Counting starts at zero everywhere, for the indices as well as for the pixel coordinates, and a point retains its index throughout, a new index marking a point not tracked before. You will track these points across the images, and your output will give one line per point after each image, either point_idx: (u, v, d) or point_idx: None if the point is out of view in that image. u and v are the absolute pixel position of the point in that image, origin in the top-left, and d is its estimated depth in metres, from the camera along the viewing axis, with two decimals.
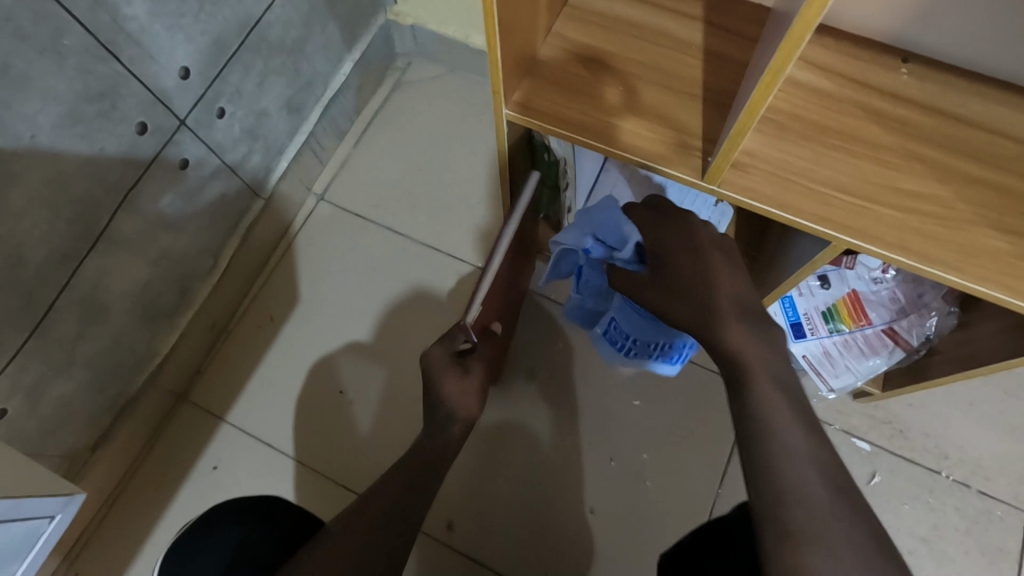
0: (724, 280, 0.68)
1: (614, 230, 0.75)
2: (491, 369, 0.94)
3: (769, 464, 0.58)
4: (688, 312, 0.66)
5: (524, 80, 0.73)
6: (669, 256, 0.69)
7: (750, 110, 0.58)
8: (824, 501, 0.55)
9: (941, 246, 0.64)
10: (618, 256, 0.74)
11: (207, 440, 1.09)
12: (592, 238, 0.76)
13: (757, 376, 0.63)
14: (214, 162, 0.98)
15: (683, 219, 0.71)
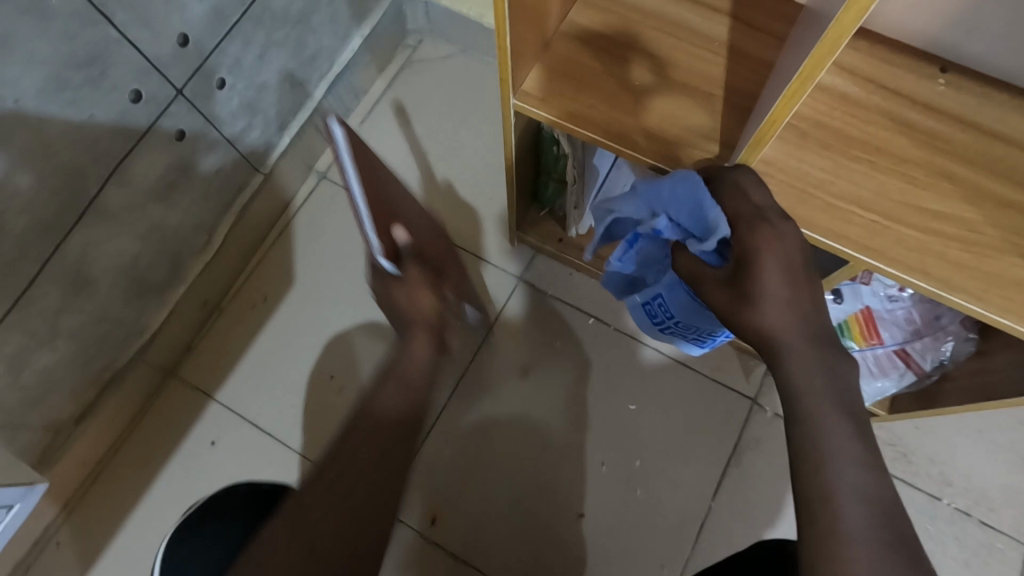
0: (791, 289, 0.56)
1: (693, 215, 0.61)
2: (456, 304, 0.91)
3: (824, 494, 0.48)
4: (754, 325, 0.56)
5: (531, 68, 0.69)
6: (757, 262, 0.56)
7: (772, 120, 0.54)
8: (881, 549, 0.46)
9: (964, 273, 0.60)
10: (691, 241, 0.62)
11: (194, 417, 1.08)
12: (665, 217, 0.64)
13: (821, 406, 0.52)
14: (212, 136, 0.95)
15: (783, 224, 0.57)
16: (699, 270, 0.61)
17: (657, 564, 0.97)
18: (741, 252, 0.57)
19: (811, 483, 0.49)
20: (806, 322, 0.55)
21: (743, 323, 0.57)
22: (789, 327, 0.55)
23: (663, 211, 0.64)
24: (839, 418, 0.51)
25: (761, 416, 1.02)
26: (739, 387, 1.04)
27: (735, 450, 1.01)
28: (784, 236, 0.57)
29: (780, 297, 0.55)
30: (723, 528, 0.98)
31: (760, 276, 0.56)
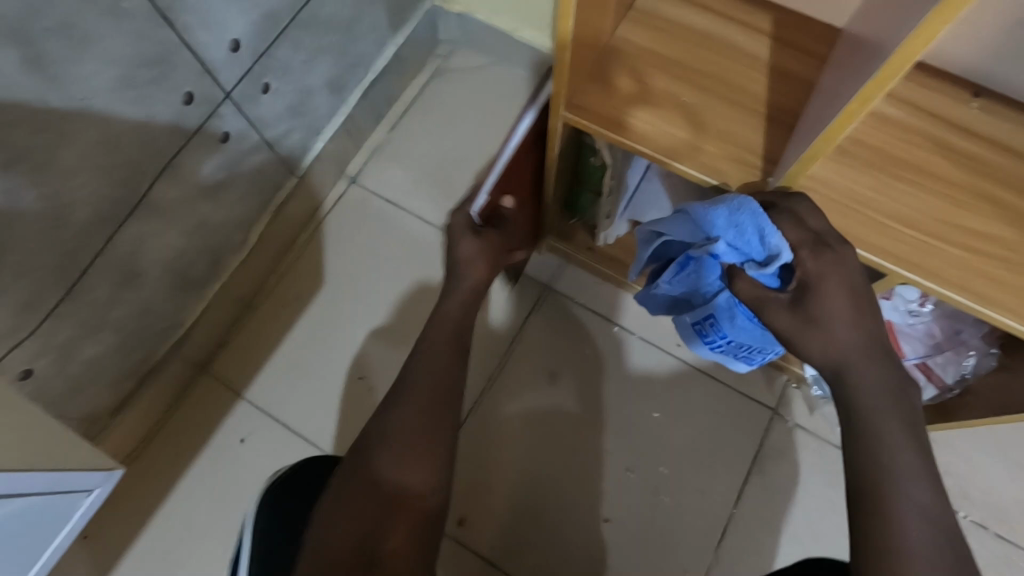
0: (847, 310, 0.60)
1: (753, 242, 0.62)
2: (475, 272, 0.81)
3: (886, 502, 0.52)
4: (820, 347, 0.60)
5: (583, 81, 0.71)
6: (821, 286, 0.61)
7: (826, 137, 0.56)
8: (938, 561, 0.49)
9: (998, 289, 0.63)
10: (749, 265, 0.63)
11: (224, 414, 1.09)
12: (724, 243, 0.64)
13: (885, 423, 0.55)
14: (255, 137, 0.97)
15: (844, 249, 0.62)
16: (764, 298, 0.62)
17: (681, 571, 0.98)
18: (806, 276, 0.61)
19: (870, 492, 0.52)
20: (868, 345, 0.59)
21: (808, 344, 0.60)
22: (851, 348, 0.59)
23: (721, 237, 0.64)
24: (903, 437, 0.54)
25: (783, 427, 1.04)
26: (761, 397, 1.06)
27: (757, 459, 1.03)
28: (846, 262, 0.61)
29: (841, 319, 0.60)
30: (746, 536, 0.99)
31: (824, 300, 0.61)
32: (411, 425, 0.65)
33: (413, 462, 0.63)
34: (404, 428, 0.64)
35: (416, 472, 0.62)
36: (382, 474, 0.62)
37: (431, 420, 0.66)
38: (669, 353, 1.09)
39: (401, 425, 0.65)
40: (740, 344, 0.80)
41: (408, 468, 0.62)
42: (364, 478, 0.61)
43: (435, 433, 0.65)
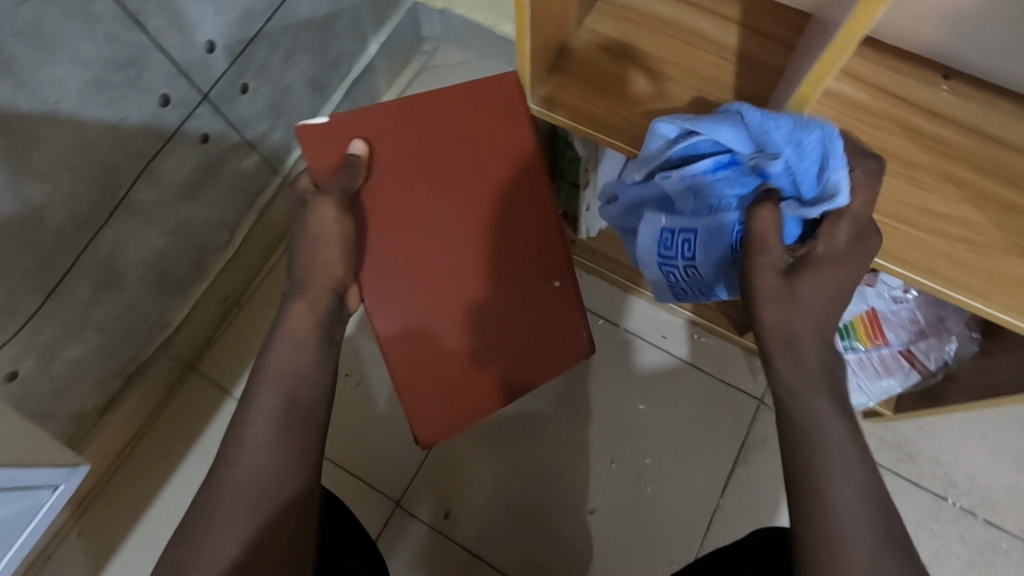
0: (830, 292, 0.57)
1: (811, 179, 0.56)
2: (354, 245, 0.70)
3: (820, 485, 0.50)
4: (778, 317, 0.56)
5: (550, 74, 0.72)
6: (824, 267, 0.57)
7: (786, 119, 0.57)
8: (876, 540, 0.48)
9: (969, 272, 0.62)
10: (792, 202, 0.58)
11: (212, 412, 1.10)
12: (781, 163, 0.56)
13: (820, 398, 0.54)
14: (235, 137, 0.98)
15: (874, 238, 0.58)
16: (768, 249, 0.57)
17: (666, 562, 0.98)
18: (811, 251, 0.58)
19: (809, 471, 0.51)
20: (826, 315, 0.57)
21: (770, 313, 0.57)
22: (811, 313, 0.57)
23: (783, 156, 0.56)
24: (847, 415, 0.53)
25: (769, 417, 1.04)
26: (748, 387, 1.06)
27: (743, 449, 1.03)
28: (867, 248, 0.58)
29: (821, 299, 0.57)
30: (731, 526, 0.99)
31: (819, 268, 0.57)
32: (271, 441, 0.56)
33: (283, 473, 0.55)
34: (271, 441, 0.57)
35: (271, 473, 0.55)
36: (228, 482, 0.54)
37: (296, 417, 0.59)
38: (654, 344, 1.09)
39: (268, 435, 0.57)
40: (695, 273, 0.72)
41: (271, 469, 0.55)
42: (218, 488, 0.54)
43: (295, 436, 0.57)
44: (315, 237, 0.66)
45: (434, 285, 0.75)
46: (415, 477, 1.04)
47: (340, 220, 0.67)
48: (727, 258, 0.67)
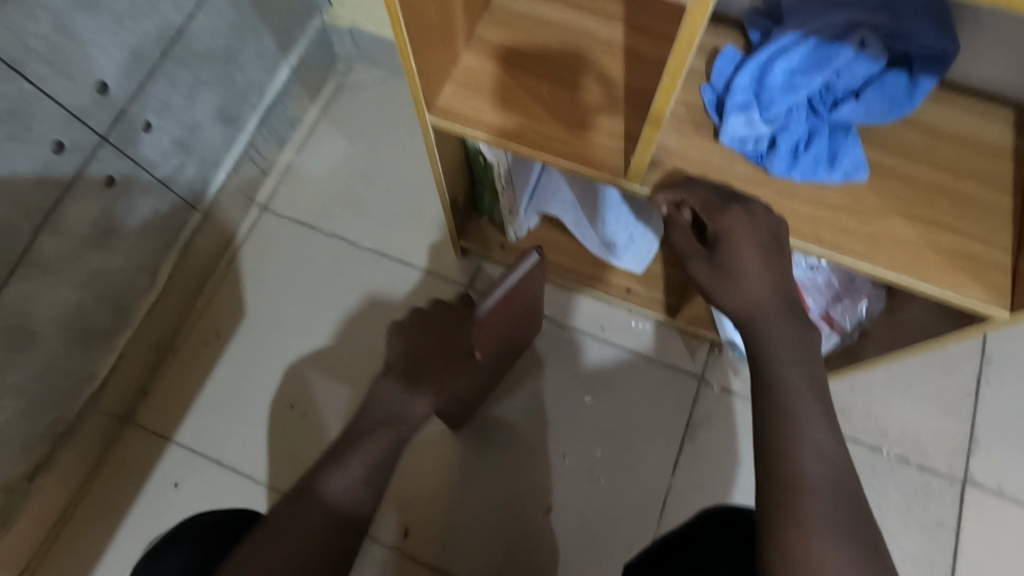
0: (747, 281, 0.58)
1: (814, 166, 0.65)
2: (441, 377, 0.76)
3: (788, 466, 0.50)
4: (737, 299, 0.58)
5: (444, 83, 0.72)
6: (734, 245, 0.59)
7: (660, 106, 0.58)
8: (840, 497, 0.49)
9: (852, 237, 0.64)
10: (824, 134, 0.64)
11: (154, 460, 1.06)
12: (829, 143, 0.65)
13: (789, 373, 0.54)
14: (145, 177, 0.95)
15: (723, 293, 0.59)
16: (731, 235, 0.59)
17: (626, 547, 1.00)
18: (719, 232, 0.60)
19: (772, 436, 0.52)
20: (782, 291, 0.58)
21: (725, 297, 0.59)
22: (766, 297, 0.57)
23: (813, 131, 0.65)
24: (809, 397, 0.53)
25: (710, 394, 1.07)
26: (687, 367, 1.09)
27: (689, 427, 1.05)
28: (755, 220, 0.60)
29: (755, 298, 0.57)
30: (685, 504, 1.02)
31: (738, 256, 0.59)
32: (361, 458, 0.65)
33: (359, 496, 0.64)
34: (359, 469, 0.65)
35: (356, 495, 0.63)
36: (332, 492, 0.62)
37: (387, 454, 0.68)
38: (593, 337, 1.11)
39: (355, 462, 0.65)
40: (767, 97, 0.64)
41: (358, 491, 0.64)
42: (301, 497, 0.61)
43: (376, 479, 0.66)
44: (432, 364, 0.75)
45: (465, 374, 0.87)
46: None
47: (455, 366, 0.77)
48: (786, 78, 0.63)
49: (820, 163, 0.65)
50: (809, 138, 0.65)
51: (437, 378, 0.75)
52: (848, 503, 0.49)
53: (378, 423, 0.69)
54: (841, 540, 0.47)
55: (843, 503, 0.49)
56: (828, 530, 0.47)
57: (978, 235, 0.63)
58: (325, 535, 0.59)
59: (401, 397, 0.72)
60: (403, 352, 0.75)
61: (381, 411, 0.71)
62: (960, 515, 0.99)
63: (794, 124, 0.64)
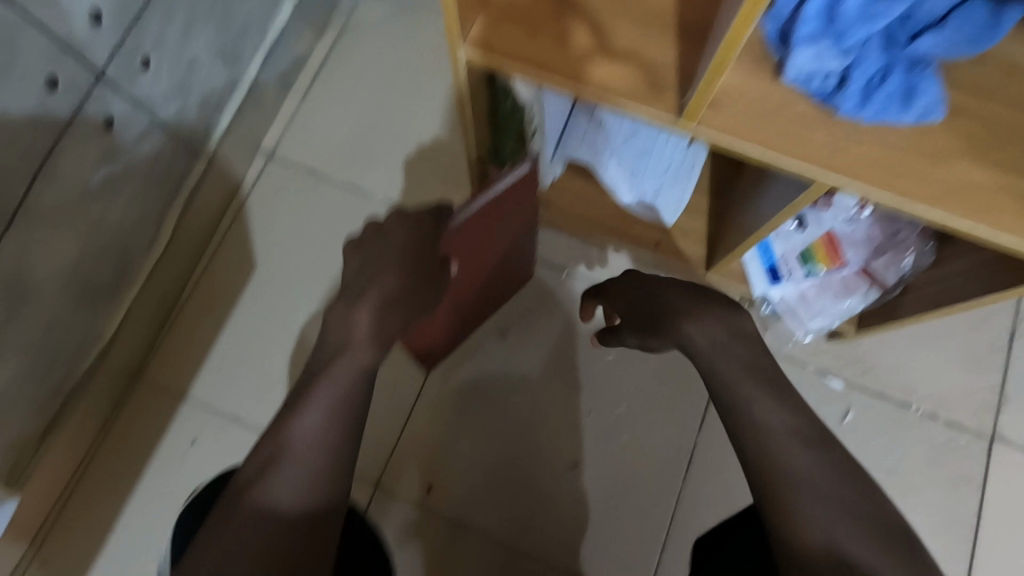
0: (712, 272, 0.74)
1: (885, 106, 0.59)
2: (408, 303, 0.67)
3: (772, 467, 0.56)
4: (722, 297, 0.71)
5: (480, 14, 0.66)
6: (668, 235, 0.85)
7: (728, 44, 0.52)
8: (826, 479, 0.55)
9: (924, 184, 0.60)
10: (899, 70, 0.58)
11: (167, 417, 1.04)
12: (905, 80, 0.58)
13: (736, 383, 0.62)
14: (144, 121, 0.88)
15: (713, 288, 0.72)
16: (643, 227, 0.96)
17: (651, 502, 0.99)
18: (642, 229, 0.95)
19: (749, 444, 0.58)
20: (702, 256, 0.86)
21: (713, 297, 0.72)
22: None
23: (887, 67, 0.58)
24: (759, 395, 0.61)
25: None
26: None
27: None
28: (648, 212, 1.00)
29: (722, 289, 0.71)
30: (709, 462, 1.01)
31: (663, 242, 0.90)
32: (310, 446, 0.57)
33: (314, 485, 0.55)
34: (307, 457, 0.56)
35: (310, 491, 0.55)
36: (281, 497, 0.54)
37: (341, 425, 0.59)
38: None
39: (301, 451, 0.56)
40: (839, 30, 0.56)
41: (317, 483, 0.56)
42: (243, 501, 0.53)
43: (338, 462, 0.57)
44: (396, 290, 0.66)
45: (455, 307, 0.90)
46: (393, 456, 1.01)
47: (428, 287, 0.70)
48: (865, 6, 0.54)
49: (893, 102, 0.58)
50: (883, 76, 0.58)
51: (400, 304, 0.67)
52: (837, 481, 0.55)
53: (322, 392, 0.60)
54: (843, 521, 0.53)
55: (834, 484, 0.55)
56: (838, 518, 0.53)
57: None
58: (288, 545, 0.52)
59: (362, 344, 0.63)
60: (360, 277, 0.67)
61: (343, 356, 0.62)
62: (986, 471, 0.99)
63: (868, 58, 0.57)
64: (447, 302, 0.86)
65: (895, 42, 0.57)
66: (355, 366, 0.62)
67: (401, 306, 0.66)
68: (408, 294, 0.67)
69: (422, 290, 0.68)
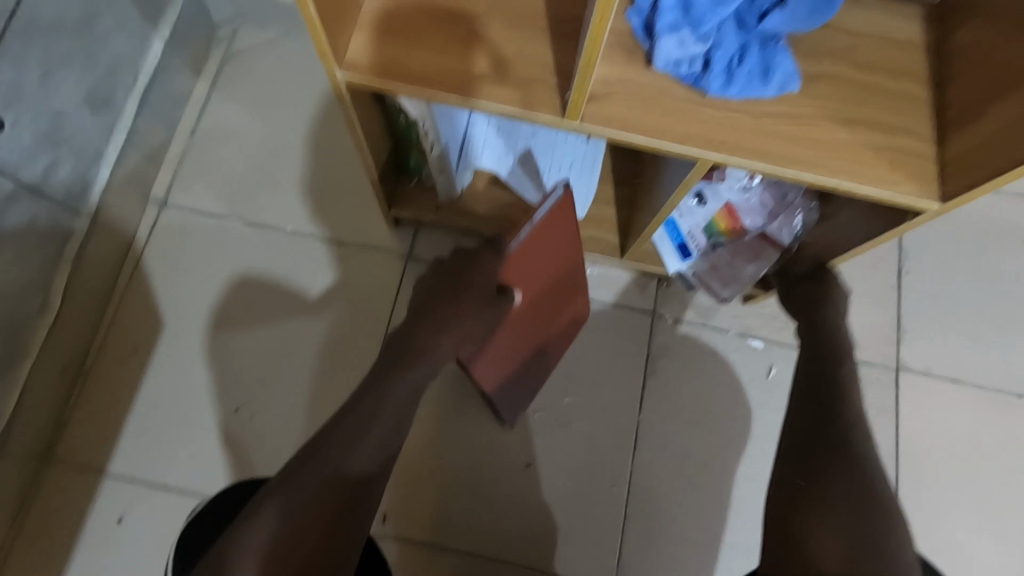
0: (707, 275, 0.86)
1: (751, 82, 0.63)
2: (456, 333, 0.73)
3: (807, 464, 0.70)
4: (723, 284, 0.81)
5: (355, 35, 0.65)
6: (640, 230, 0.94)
7: (593, 42, 0.54)
8: (843, 496, 0.64)
9: (797, 144, 0.64)
10: (755, 49, 0.63)
11: (88, 497, 0.96)
12: (763, 57, 0.63)
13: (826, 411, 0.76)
14: (9, 185, 0.81)
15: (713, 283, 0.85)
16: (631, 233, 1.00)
17: (606, 486, 1.01)
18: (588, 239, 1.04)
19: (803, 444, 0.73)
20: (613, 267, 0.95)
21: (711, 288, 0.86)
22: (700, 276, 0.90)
23: (744, 48, 0.63)
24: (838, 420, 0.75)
25: (665, 326, 1.09)
26: (639, 303, 1.09)
27: (649, 361, 1.07)
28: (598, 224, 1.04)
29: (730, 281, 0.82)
30: (655, 437, 1.04)
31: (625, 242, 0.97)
32: (278, 529, 0.55)
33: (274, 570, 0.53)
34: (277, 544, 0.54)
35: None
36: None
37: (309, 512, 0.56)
38: None
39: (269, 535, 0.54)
40: (692, 19, 0.61)
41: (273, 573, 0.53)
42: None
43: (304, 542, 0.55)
44: (448, 319, 0.73)
45: (524, 338, 0.90)
46: None
47: (474, 320, 0.74)
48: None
49: (754, 79, 0.63)
50: (743, 55, 0.63)
51: (445, 336, 0.73)
52: (857, 501, 0.64)
53: (297, 476, 0.58)
54: (829, 523, 0.62)
55: (851, 497, 0.64)
56: (828, 506, 0.63)
57: (904, 130, 0.65)
58: None
59: (379, 446, 0.65)
60: (426, 287, 0.77)
61: (373, 428, 0.65)
62: (898, 398, 1.08)
63: (725, 40, 0.62)
64: (508, 335, 0.86)
65: (745, 25, 0.63)
66: (367, 465, 0.63)
67: (451, 336, 0.73)
68: (460, 325, 0.74)
69: (472, 324, 0.74)
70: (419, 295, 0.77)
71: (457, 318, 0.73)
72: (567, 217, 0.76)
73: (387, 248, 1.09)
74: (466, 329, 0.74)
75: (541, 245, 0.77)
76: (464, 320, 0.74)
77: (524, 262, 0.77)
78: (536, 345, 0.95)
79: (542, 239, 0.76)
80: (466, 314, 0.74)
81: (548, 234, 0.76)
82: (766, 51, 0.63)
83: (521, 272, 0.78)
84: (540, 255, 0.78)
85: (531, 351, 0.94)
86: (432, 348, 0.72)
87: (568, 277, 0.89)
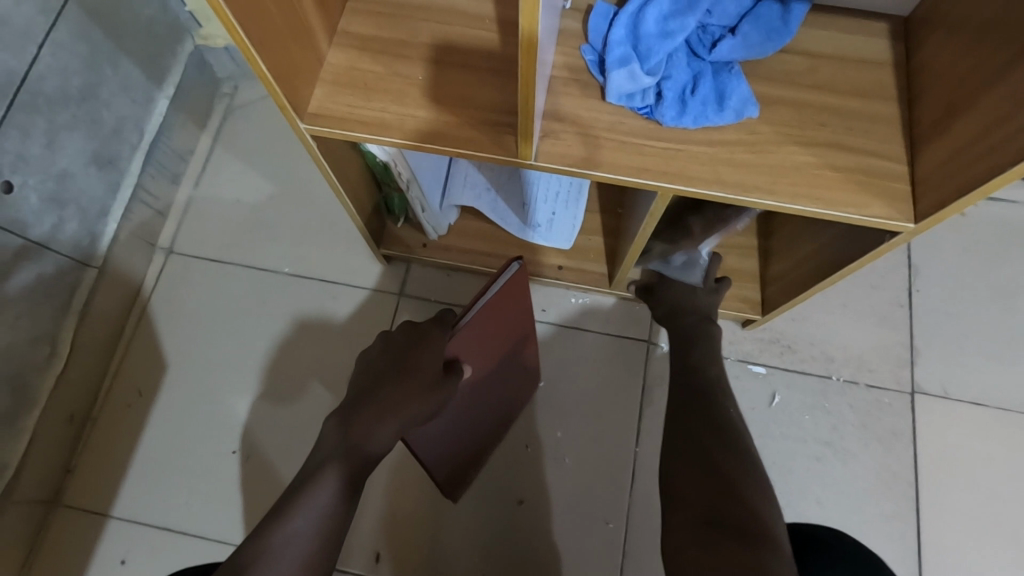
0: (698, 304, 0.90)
1: (707, 108, 0.63)
2: (400, 419, 0.68)
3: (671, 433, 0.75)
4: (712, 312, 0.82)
5: (316, 87, 0.68)
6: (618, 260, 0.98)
7: (526, 81, 0.55)
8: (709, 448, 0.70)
9: (751, 172, 0.63)
10: (707, 76, 0.64)
11: (93, 539, 0.99)
12: (717, 83, 0.64)
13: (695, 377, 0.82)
14: (16, 242, 0.87)
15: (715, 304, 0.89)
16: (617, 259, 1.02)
17: (603, 522, 0.98)
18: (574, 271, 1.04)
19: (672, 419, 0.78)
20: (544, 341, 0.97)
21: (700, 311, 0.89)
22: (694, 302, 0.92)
23: (695, 77, 0.64)
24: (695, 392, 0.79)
25: (660, 354, 1.06)
26: (633, 332, 1.07)
27: (645, 391, 1.04)
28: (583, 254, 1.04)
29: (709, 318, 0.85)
30: (653, 469, 1.01)
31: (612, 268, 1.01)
32: (339, 493, 0.63)
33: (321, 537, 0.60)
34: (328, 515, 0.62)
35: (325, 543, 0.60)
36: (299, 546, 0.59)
37: (351, 486, 0.65)
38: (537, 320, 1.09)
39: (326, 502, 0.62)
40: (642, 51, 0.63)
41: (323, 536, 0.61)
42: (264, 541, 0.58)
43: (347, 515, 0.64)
44: (389, 404, 0.68)
45: (468, 411, 0.89)
46: None
47: (424, 404, 0.70)
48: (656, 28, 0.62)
49: (709, 104, 0.63)
50: (695, 83, 0.64)
51: (391, 419, 0.68)
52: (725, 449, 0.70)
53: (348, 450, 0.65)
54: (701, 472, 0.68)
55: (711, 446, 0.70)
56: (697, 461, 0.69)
57: (871, 149, 0.63)
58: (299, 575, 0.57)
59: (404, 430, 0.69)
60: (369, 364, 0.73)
61: (396, 416, 0.68)
62: (913, 423, 1.02)
63: (675, 71, 0.63)
64: (447, 415, 0.84)
65: (698, 55, 0.64)
66: (385, 445, 0.68)
67: (395, 419, 0.68)
68: (406, 410, 0.68)
69: (417, 410, 0.69)
70: (363, 373, 0.72)
71: (403, 403, 0.68)
72: (514, 291, 0.77)
73: (379, 285, 1.11)
74: (416, 413, 0.69)
75: (488, 318, 0.76)
76: (413, 399, 0.69)
77: (470, 335, 0.76)
78: (482, 414, 0.93)
79: (491, 312, 0.76)
80: (410, 399, 0.69)
81: (495, 308, 0.76)
82: (720, 78, 0.64)
83: (463, 346, 0.77)
84: (486, 326, 0.78)
85: (476, 424, 0.93)
86: (370, 431, 0.67)
87: (514, 345, 0.89)
